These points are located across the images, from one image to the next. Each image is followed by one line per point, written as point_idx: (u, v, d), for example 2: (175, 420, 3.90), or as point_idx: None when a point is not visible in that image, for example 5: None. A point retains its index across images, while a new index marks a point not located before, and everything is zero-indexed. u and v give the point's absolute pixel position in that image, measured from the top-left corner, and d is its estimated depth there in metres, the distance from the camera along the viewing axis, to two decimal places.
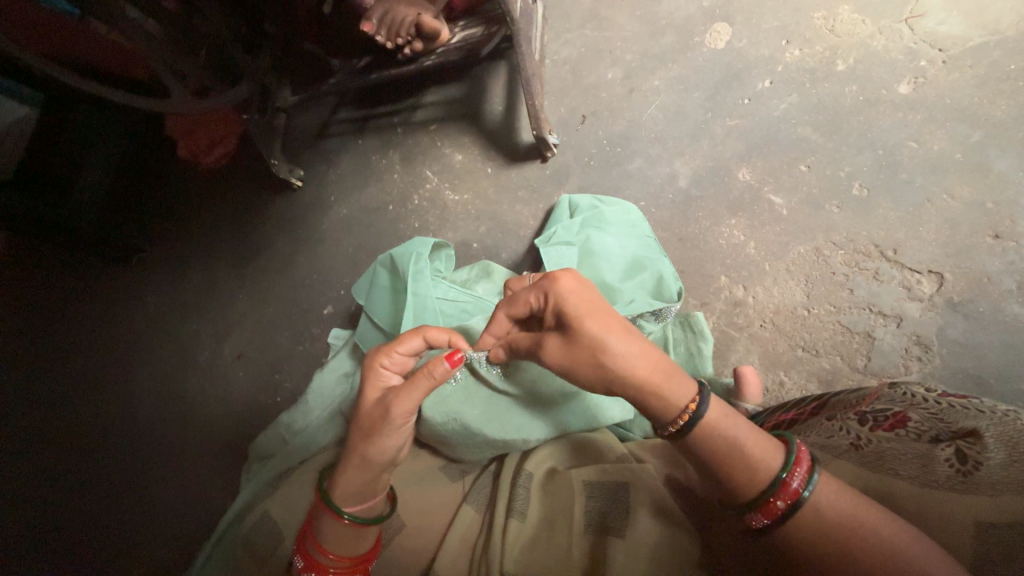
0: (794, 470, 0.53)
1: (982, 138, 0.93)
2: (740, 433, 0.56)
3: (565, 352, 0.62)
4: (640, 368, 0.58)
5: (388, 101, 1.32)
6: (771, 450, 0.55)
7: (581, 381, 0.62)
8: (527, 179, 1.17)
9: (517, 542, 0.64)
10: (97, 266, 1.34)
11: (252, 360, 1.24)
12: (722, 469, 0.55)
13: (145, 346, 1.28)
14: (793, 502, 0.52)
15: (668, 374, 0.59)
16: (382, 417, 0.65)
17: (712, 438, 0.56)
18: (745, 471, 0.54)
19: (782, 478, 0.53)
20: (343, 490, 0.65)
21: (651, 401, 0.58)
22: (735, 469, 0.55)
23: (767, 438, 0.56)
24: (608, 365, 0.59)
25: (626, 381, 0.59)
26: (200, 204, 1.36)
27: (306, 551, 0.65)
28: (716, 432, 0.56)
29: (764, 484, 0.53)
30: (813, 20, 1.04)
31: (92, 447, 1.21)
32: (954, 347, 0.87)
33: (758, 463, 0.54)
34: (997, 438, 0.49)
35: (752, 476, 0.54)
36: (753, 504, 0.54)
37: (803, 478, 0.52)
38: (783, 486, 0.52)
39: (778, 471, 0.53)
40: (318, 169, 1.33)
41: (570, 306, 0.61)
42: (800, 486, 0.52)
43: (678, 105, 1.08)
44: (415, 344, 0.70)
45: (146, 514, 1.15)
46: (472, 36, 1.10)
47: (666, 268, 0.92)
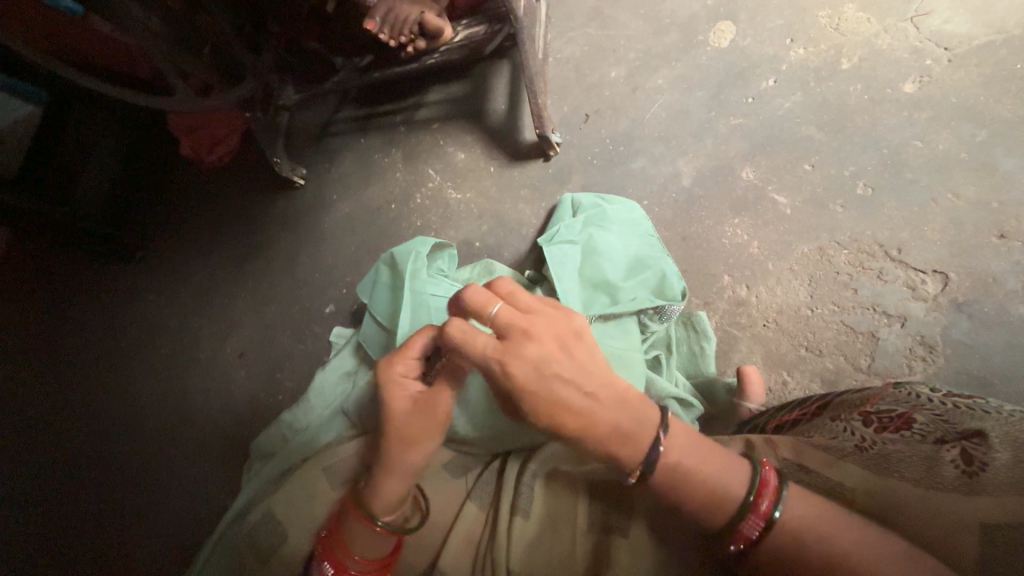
0: (760, 492, 0.53)
1: (988, 138, 0.92)
2: (701, 467, 0.55)
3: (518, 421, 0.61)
4: (606, 430, 0.56)
5: (390, 99, 1.32)
6: (733, 477, 0.54)
7: None
8: (529, 178, 1.17)
9: (522, 540, 0.64)
10: (100, 265, 1.34)
11: (255, 359, 1.24)
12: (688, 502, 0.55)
13: (147, 345, 1.28)
14: (765, 526, 0.52)
15: (626, 434, 0.56)
16: (428, 422, 0.62)
17: (672, 476, 0.56)
18: (713, 502, 0.54)
19: (750, 502, 0.53)
20: (383, 500, 0.63)
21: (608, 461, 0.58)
22: (701, 502, 0.55)
23: (730, 457, 0.56)
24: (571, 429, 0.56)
25: (595, 440, 0.56)
26: (203, 202, 1.36)
27: (332, 554, 0.66)
28: (674, 473, 0.56)
29: (730, 510, 0.53)
30: (818, 19, 1.04)
31: (96, 446, 1.21)
32: (959, 347, 0.87)
33: (719, 496, 0.54)
34: (1002, 439, 0.50)
35: (713, 501, 0.54)
36: (726, 532, 0.53)
37: (773, 499, 0.52)
38: (741, 527, 0.53)
39: (737, 507, 0.53)
40: (321, 168, 1.33)
41: (522, 369, 0.56)
42: (766, 519, 0.52)
43: (681, 104, 1.08)
44: (428, 344, 0.66)
45: (148, 514, 1.16)
46: (474, 34, 1.11)
47: (669, 267, 0.91)
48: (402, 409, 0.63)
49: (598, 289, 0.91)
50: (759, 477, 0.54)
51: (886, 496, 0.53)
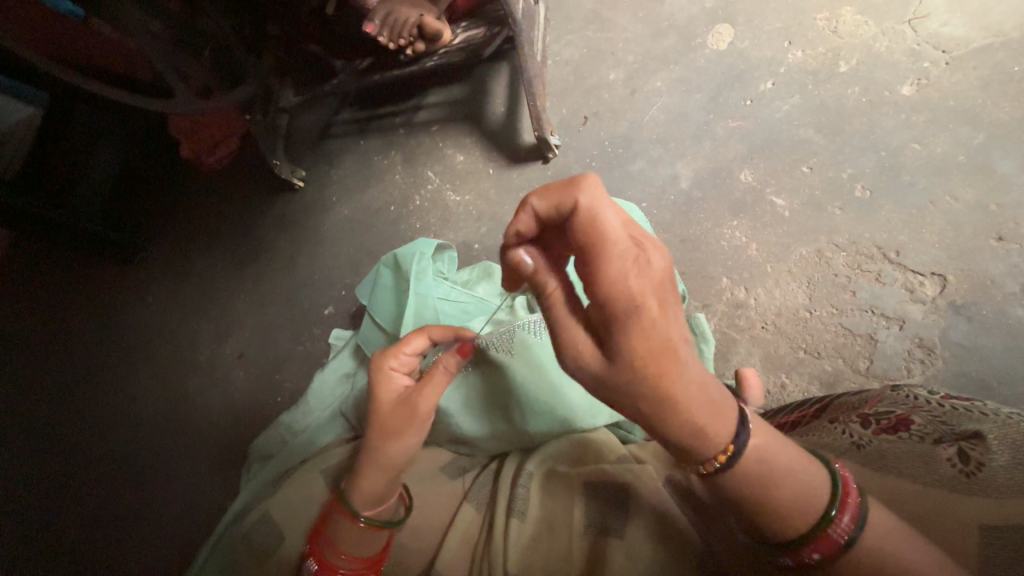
0: (844, 503, 0.46)
1: (985, 140, 0.92)
2: (789, 462, 0.47)
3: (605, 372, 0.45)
4: (692, 394, 0.44)
5: (390, 101, 1.32)
6: (818, 478, 0.47)
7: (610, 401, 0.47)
8: (529, 180, 1.17)
9: (518, 540, 0.64)
10: (99, 267, 1.34)
11: (254, 360, 1.24)
12: (771, 508, 0.47)
13: (146, 346, 1.28)
14: (844, 540, 0.46)
15: (717, 405, 0.46)
16: (408, 416, 0.64)
17: (760, 476, 0.46)
18: (794, 508, 0.46)
19: (833, 514, 0.46)
20: (362, 492, 0.63)
21: (695, 438, 0.45)
22: (788, 505, 0.46)
23: (812, 460, 0.48)
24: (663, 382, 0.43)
25: (677, 409, 0.44)
26: (203, 204, 1.37)
27: (319, 551, 0.65)
28: (762, 469, 0.46)
29: (816, 515, 0.46)
30: (816, 22, 1.04)
31: (95, 448, 1.21)
32: (957, 349, 0.87)
33: (807, 498, 0.46)
34: (1000, 440, 0.50)
35: (800, 502, 0.46)
36: (803, 539, 0.47)
37: (854, 511, 0.46)
38: (825, 532, 0.46)
39: (823, 513, 0.46)
40: (321, 170, 1.33)
41: (648, 292, 0.42)
42: (850, 529, 0.46)
43: (680, 106, 1.08)
44: (420, 343, 0.71)
45: (146, 516, 1.15)
46: (473, 37, 1.11)
47: None
48: (390, 400, 0.66)
49: None
50: (840, 483, 0.48)
51: (886, 492, 0.53)
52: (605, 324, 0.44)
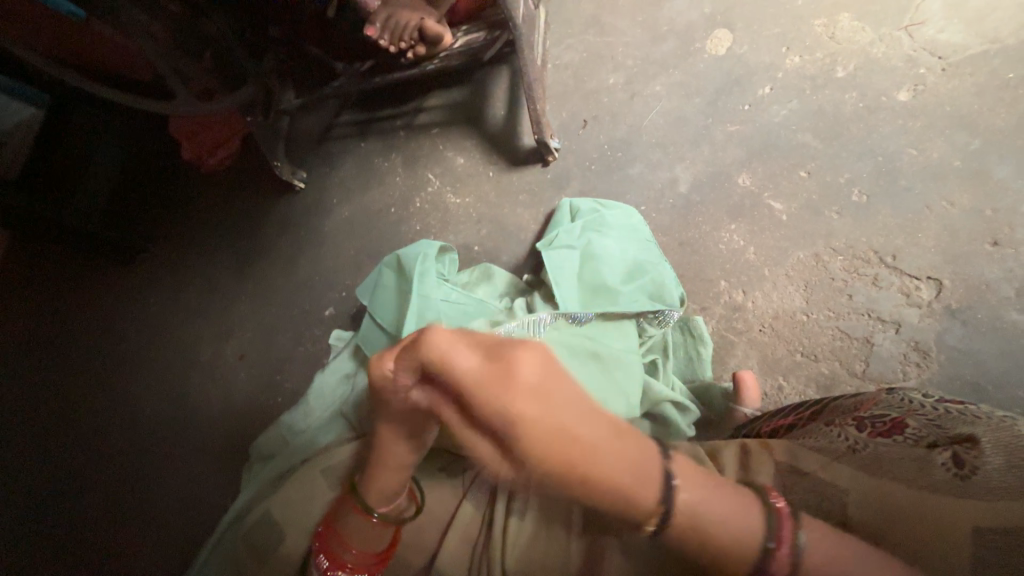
0: (777, 534, 0.44)
1: (981, 146, 0.93)
2: (719, 511, 0.44)
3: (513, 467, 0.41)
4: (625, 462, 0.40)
5: (390, 104, 1.33)
6: (746, 514, 0.44)
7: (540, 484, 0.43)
8: (528, 183, 1.18)
9: (517, 541, 0.65)
10: (100, 267, 1.34)
11: (255, 361, 1.25)
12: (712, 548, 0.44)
13: (147, 346, 1.29)
14: (790, 567, 0.43)
15: (641, 473, 0.40)
16: (423, 416, 0.64)
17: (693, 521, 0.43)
18: (732, 546, 0.43)
19: (770, 547, 0.43)
20: (375, 492, 0.62)
21: (625, 508, 0.42)
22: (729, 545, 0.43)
23: (734, 488, 0.45)
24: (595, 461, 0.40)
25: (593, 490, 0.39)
26: (204, 205, 1.37)
27: (329, 550, 0.65)
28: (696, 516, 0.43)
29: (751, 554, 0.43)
30: (813, 27, 1.05)
31: (95, 448, 1.21)
32: (952, 353, 0.88)
33: (743, 535, 0.43)
34: (994, 444, 0.50)
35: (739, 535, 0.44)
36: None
37: (790, 538, 0.44)
38: (768, 569, 0.43)
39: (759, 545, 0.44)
40: (322, 172, 1.34)
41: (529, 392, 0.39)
42: (791, 555, 0.43)
43: (678, 110, 1.09)
44: None
45: (147, 517, 1.16)
46: (474, 40, 1.12)
47: (667, 274, 0.93)
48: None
49: (597, 293, 0.90)
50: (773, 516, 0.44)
51: (880, 498, 0.53)
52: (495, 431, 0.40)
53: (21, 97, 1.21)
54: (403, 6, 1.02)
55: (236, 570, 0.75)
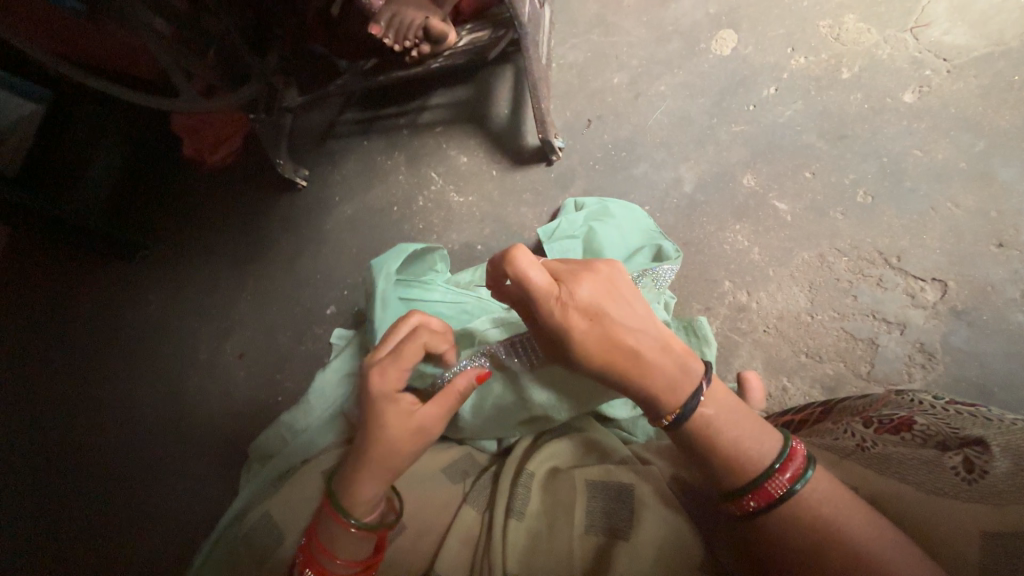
0: (786, 462, 0.54)
1: (987, 148, 0.93)
2: (738, 424, 0.57)
3: (599, 339, 0.58)
4: (622, 328, 0.58)
5: (394, 102, 1.33)
6: (768, 439, 0.56)
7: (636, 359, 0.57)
8: (532, 182, 1.17)
9: (518, 542, 0.63)
10: (100, 264, 1.35)
11: (255, 359, 1.24)
12: (716, 462, 0.56)
13: (145, 342, 1.29)
14: (780, 494, 0.53)
15: (666, 349, 0.58)
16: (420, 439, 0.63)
17: (708, 431, 0.57)
18: (741, 461, 0.55)
19: (774, 468, 0.54)
20: (359, 501, 0.61)
21: (658, 392, 0.58)
22: (733, 459, 0.56)
23: (765, 427, 0.57)
24: (564, 303, 0.58)
25: (642, 372, 0.58)
26: (204, 201, 1.37)
27: (314, 557, 0.62)
28: (709, 426, 0.57)
29: (756, 471, 0.55)
30: (819, 28, 1.05)
31: (92, 444, 1.21)
32: (958, 355, 0.88)
33: (750, 455, 0.55)
34: (1004, 447, 0.49)
35: (752, 458, 0.55)
36: (750, 485, 0.55)
37: (795, 472, 0.54)
38: (762, 486, 0.54)
39: (762, 473, 0.55)
40: (324, 170, 1.34)
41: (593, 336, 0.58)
42: (788, 485, 0.53)
43: (683, 110, 1.09)
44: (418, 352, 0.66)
45: (143, 520, 1.15)
46: (478, 39, 1.13)
47: (666, 241, 0.95)
48: (400, 429, 0.62)
49: None
50: (788, 451, 0.55)
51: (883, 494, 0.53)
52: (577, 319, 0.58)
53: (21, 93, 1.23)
54: (408, 6, 1.02)
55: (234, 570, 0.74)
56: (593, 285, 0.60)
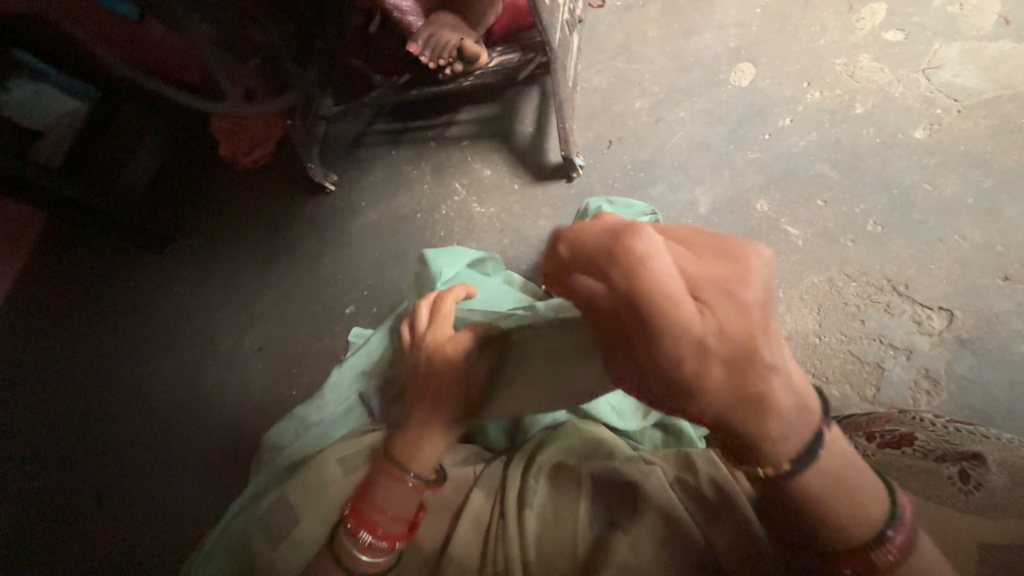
0: (901, 522, 0.43)
1: (994, 185, 0.96)
2: (851, 474, 0.43)
3: (726, 384, 0.40)
4: (764, 373, 0.40)
5: (423, 116, 1.40)
6: (880, 490, 0.44)
7: (768, 412, 0.41)
8: (552, 197, 1.23)
9: (529, 532, 0.66)
10: (135, 255, 1.43)
11: (274, 352, 1.29)
12: (822, 513, 0.43)
13: (170, 331, 1.35)
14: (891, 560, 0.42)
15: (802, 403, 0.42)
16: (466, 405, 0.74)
17: (819, 479, 0.42)
18: (856, 520, 0.42)
19: (888, 532, 0.42)
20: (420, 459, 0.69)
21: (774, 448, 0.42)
22: (845, 517, 0.43)
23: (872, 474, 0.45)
24: (695, 335, 0.39)
25: (766, 426, 0.41)
26: (236, 200, 1.45)
27: (359, 511, 0.66)
28: (822, 476, 0.42)
29: (870, 533, 0.42)
30: (834, 66, 1.11)
31: (113, 425, 1.27)
32: (962, 382, 0.89)
33: (864, 513, 0.42)
34: (999, 463, 0.52)
35: (863, 517, 0.42)
36: (858, 547, 0.42)
37: (905, 531, 0.43)
38: (874, 551, 0.42)
39: (871, 535, 0.42)
40: (353, 175, 1.40)
41: (721, 379, 0.40)
42: (901, 553, 0.42)
43: (701, 136, 1.14)
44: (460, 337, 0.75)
45: (159, 502, 1.19)
46: (509, 60, 1.20)
47: None
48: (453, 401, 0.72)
49: None
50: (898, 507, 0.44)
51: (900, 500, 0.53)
52: (705, 354, 0.39)
53: (67, 92, 1.31)
54: (444, 27, 1.10)
55: (245, 549, 0.76)
56: (740, 306, 0.39)
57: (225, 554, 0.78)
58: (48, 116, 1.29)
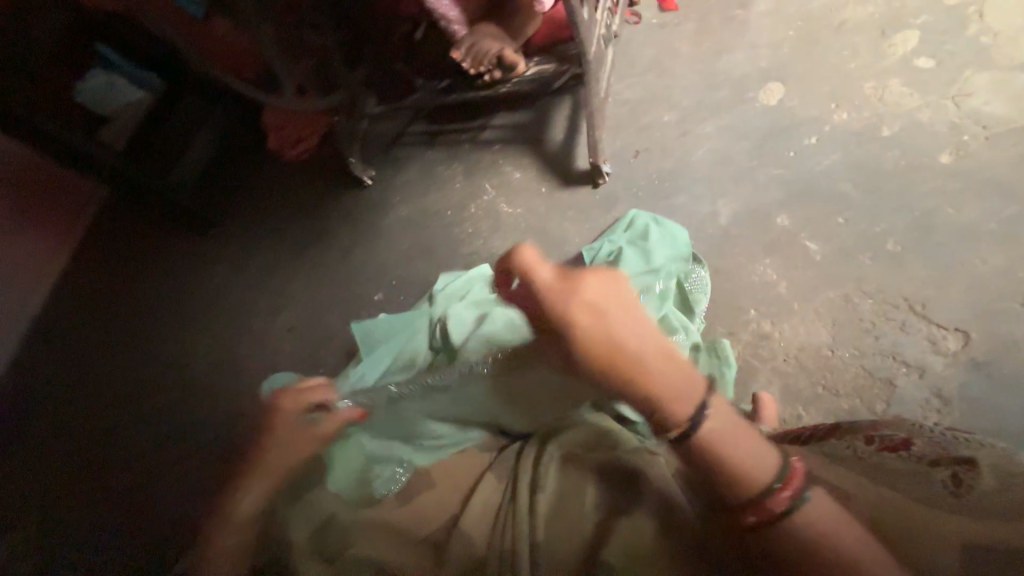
0: (786, 480, 0.54)
1: (1019, 213, 0.97)
2: (738, 438, 0.56)
3: (603, 340, 0.57)
4: (632, 330, 0.57)
5: (459, 118, 1.48)
6: (767, 458, 0.55)
7: (652, 371, 0.56)
8: (576, 201, 1.28)
9: (539, 509, 0.69)
10: (183, 234, 1.54)
11: (303, 331, 1.38)
12: (719, 476, 0.55)
13: (209, 306, 1.45)
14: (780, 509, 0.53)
15: (679, 369, 0.57)
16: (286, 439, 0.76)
17: (714, 447, 0.55)
18: (741, 476, 0.54)
19: (775, 486, 0.53)
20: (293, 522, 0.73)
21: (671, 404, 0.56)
22: (734, 474, 0.55)
23: (762, 441, 0.56)
24: (574, 309, 0.58)
25: (656, 386, 0.56)
26: (278, 189, 1.55)
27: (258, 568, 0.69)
28: (719, 443, 0.55)
29: (757, 489, 0.54)
30: (864, 89, 1.13)
31: (152, 388, 1.37)
32: (974, 405, 0.89)
33: (750, 470, 0.54)
34: (993, 468, 0.54)
35: (750, 476, 0.54)
36: (751, 500, 0.54)
37: (796, 488, 0.53)
38: (766, 503, 0.53)
39: (760, 492, 0.54)
40: (389, 171, 1.49)
41: (617, 341, 0.57)
42: (788, 502, 0.53)
43: (725, 150, 1.17)
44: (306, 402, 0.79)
45: (191, 461, 1.28)
46: (545, 70, 1.27)
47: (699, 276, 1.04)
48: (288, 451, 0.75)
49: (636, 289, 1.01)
50: (789, 469, 0.55)
51: (852, 493, 0.56)
52: (595, 325, 0.57)
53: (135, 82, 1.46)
54: (485, 37, 1.17)
55: None
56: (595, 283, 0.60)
57: None
58: (114, 104, 1.44)
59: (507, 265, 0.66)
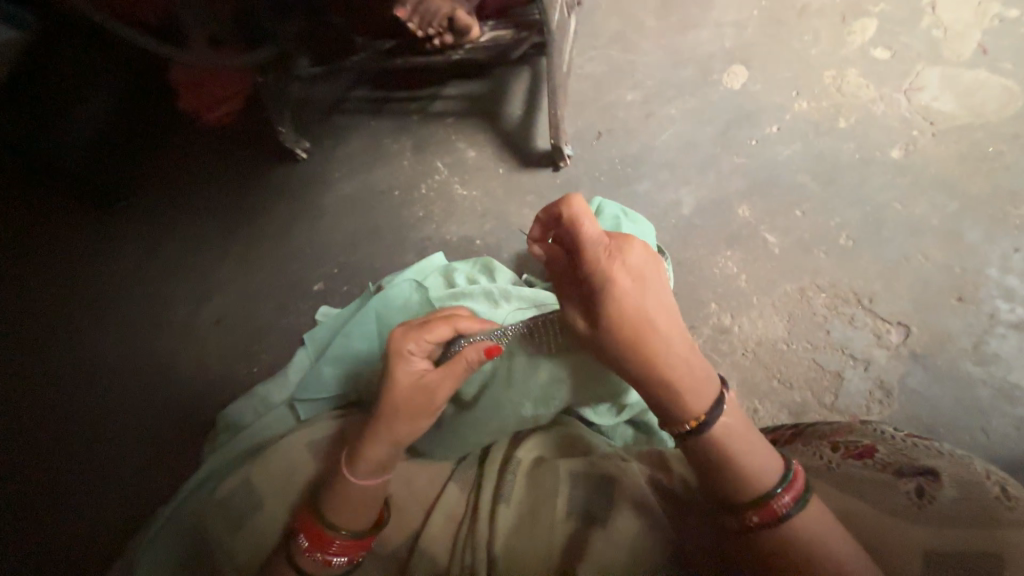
0: (788, 486, 0.57)
1: (958, 209, 1.01)
2: (740, 440, 0.60)
3: (634, 308, 0.63)
4: (662, 316, 0.64)
5: (406, 87, 1.33)
6: (769, 461, 0.59)
7: (675, 354, 0.62)
8: (537, 185, 1.20)
9: (505, 524, 0.66)
10: (80, 209, 1.30)
11: (232, 327, 1.21)
12: (714, 467, 0.60)
13: (118, 295, 1.24)
14: (776, 514, 0.57)
15: (704, 380, 0.62)
16: (426, 402, 0.67)
17: (720, 442, 0.60)
18: (752, 479, 0.59)
19: (776, 491, 0.57)
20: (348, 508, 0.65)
21: (689, 400, 0.62)
22: (741, 474, 0.59)
23: (766, 446, 0.61)
24: (612, 269, 0.63)
25: (669, 364, 0.62)
26: (196, 157, 1.33)
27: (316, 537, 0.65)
28: (723, 440, 0.60)
29: (761, 487, 0.58)
30: (824, 77, 1.12)
31: (47, 395, 1.16)
32: (911, 394, 0.95)
33: (760, 472, 0.59)
34: (952, 479, 0.55)
35: (753, 476, 0.59)
36: (756, 500, 0.58)
37: (793, 497, 0.57)
38: (768, 504, 0.57)
39: (765, 492, 0.58)
40: (328, 144, 1.32)
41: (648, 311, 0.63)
42: (788, 506, 0.56)
43: (690, 136, 1.13)
44: (444, 331, 0.70)
45: (101, 478, 1.11)
46: (502, 37, 1.13)
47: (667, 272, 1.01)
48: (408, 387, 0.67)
49: None
50: (789, 474, 0.59)
51: (829, 506, 0.60)
52: (634, 291, 0.64)
53: None
54: None
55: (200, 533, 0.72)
56: (644, 264, 0.66)
57: (175, 540, 0.73)
58: None
59: (555, 213, 0.68)
